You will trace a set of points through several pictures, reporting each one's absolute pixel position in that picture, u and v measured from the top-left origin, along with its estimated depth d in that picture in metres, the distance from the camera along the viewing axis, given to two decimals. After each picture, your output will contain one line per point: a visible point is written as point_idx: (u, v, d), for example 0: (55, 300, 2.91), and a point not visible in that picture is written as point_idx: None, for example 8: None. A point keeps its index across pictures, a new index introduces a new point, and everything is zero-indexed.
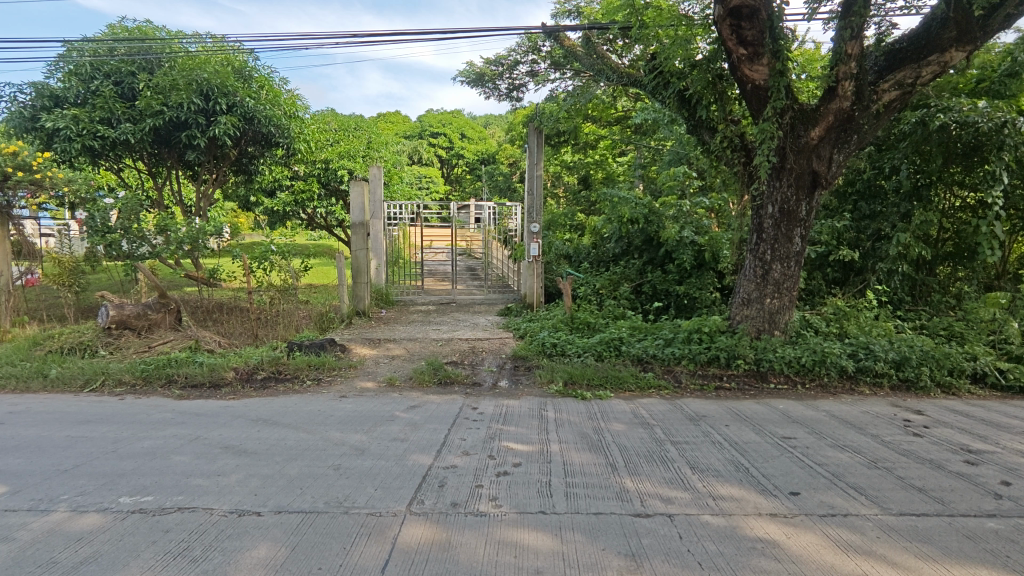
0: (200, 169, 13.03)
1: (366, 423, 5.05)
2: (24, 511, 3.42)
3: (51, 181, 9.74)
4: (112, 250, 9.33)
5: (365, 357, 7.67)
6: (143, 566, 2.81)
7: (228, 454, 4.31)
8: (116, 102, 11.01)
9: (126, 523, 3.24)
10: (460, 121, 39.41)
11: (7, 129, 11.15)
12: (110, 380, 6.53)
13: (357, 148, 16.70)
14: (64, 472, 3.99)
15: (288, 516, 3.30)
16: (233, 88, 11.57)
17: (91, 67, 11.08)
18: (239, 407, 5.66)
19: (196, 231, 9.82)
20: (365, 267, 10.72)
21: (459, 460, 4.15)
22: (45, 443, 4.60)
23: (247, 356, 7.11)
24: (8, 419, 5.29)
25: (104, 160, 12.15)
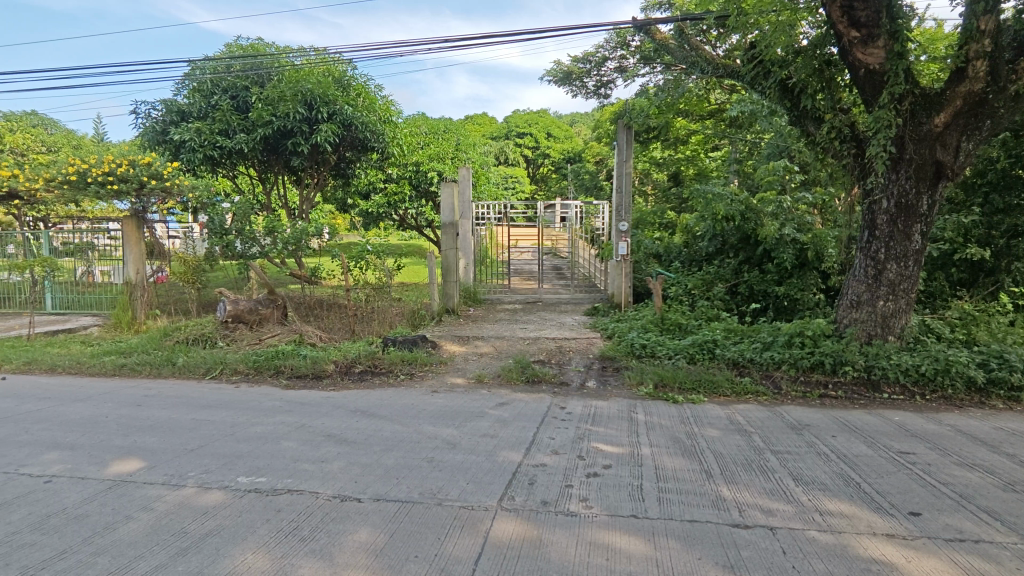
0: (304, 174, 13.93)
1: (457, 418, 5.18)
2: (159, 484, 3.81)
3: (178, 188, 10.86)
4: (228, 250, 10.22)
5: (455, 354, 7.87)
6: (259, 542, 3.04)
7: (331, 442, 4.58)
8: (232, 114, 12.00)
9: (244, 501, 3.53)
10: (547, 120, 39.47)
11: (143, 142, 12.49)
12: (227, 369, 7.15)
13: (447, 150, 17.19)
14: (191, 451, 4.42)
15: (386, 504, 3.45)
16: (334, 97, 12.27)
17: (211, 83, 12.15)
18: (339, 398, 6.00)
19: (300, 232, 10.55)
20: (454, 266, 11.00)
21: (548, 458, 4.16)
22: (175, 424, 5.12)
23: (346, 350, 7.52)
24: (144, 401, 5.94)
25: (222, 168, 13.31)
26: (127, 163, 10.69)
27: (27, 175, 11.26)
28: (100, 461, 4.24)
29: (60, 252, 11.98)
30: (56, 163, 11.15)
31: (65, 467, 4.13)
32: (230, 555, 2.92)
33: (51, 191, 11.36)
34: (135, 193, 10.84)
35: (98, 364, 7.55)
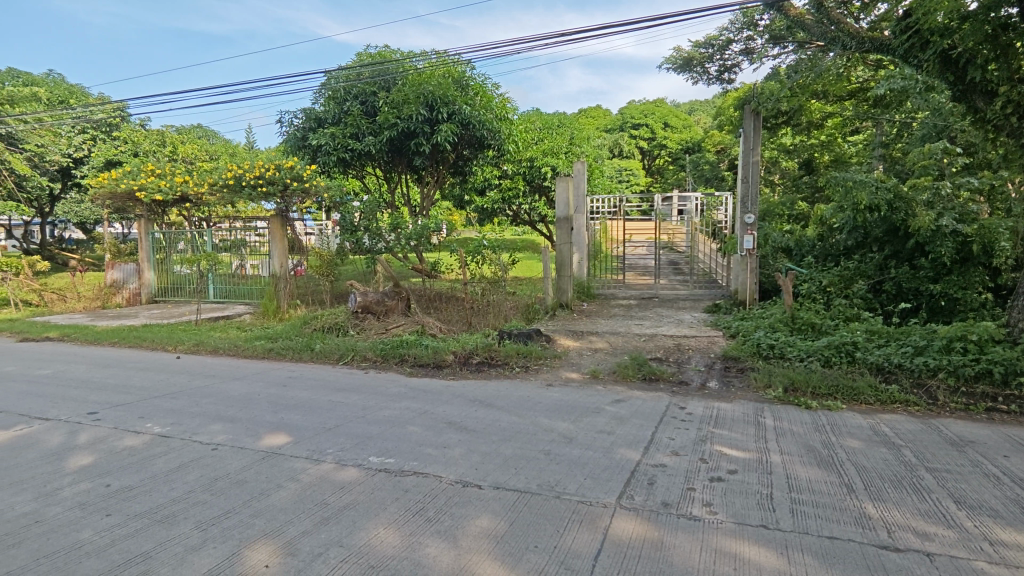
0: (425, 172, 14.61)
1: (573, 413, 5.18)
2: (303, 458, 4.21)
3: (314, 189, 11.90)
4: (358, 245, 11.06)
5: (569, 349, 7.88)
6: (390, 518, 3.25)
7: (452, 429, 4.78)
8: (362, 119, 12.86)
9: (376, 479, 3.79)
10: (664, 108, 37.98)
11: (286, 147, 13.79)
12: (358, 355, 7.72)
13: (561, 144, 17.13)
14: (329, 430, 4.82)
15: (506, 492, 3.54)
16: (453, 97, 12.70)
17: (344, 91, 13.09)
18: (459, 388, 6.24)
19: (421, 228, 10.95)
20: (568, 260, 10.97)
21: (668, 459, 4.04)
22: (315, 404, 5.62)
23: (464, 341, 7.81)
24: (289, 382, 6.59)
25: (353, 169, 14.32)
26: (273, 167, 11.84)
27: (195, 180, 12.89)
28: (255, 434, 4.77)
29: (219, 248, 13.58)
30: (217, 169, 12.64)
31: (227, 437, 4.68)
32: (364, 528, 3.15)
33: (213, 194, 12.91)
34: (280, 195, 12.02)
35: (250, 347, 8.47)
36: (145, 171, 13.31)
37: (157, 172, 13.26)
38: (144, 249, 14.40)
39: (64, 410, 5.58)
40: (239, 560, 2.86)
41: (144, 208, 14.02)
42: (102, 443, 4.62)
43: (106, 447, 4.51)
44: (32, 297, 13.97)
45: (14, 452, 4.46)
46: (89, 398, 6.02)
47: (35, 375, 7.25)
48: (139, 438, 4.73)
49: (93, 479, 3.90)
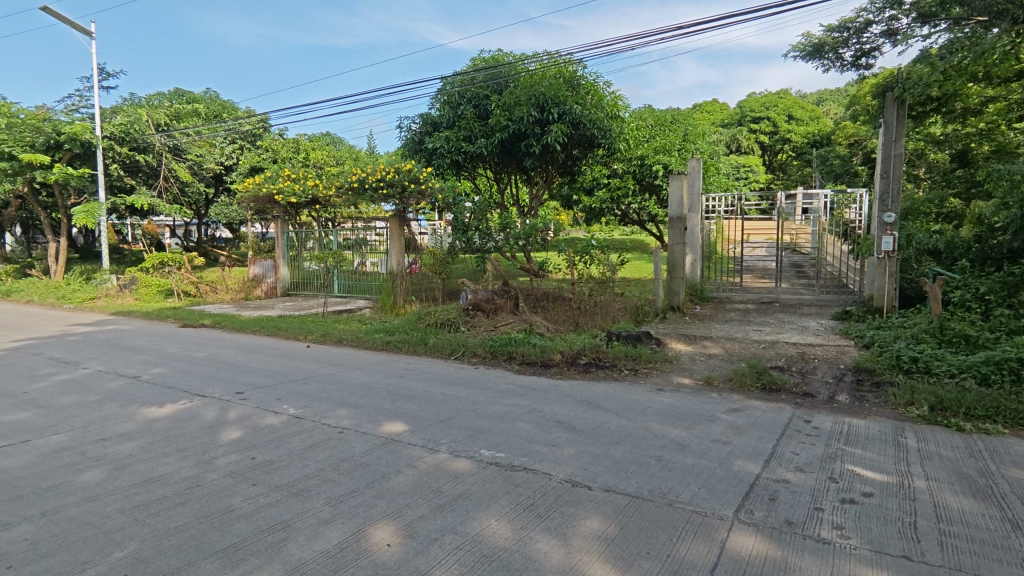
0: (535, 172, 14.76)
1: (685, 420, 5.01)
2: (419, 446, 4.43)
3: (429, 190, 12.55)
4: (469, 244, 11.36)
5: (680, 353, 7.62)
6: (501, 511, 3.32)
7: (560, 428, 4.80)
8: (475, 122, 13.27)
9: (488, 472, 3.90)
10: (789, 99, 35.43)
11: (405, 151, 14.58)
12: (468, 351, 7.98)
13: (674, 141, 16.39)
14: (443, 421, 5.04)
15: (616, 496, 3.49)
16: (564, 97, 12.73)
17: (458, 95, 13.57)
18: (567, 387, 6.25)
19: (529, 228, 11.07)
20: (680, 261, 10.59)
21: (792, 475, 3.78)
22: (430, 396, 5.90)
23: (572, 341, 7.81)
24: (405, 374, 6.97)
25: (465, 171, 14.83)
26: (393, 171, 12.55)
27: (324, 184, 14.00)
28: (376, 420, 5.09)
29: (344, 246, 14.67)
30: (344, 173, 13.62)
31: (352, 422, 5.04)
32: (477, 518, 3.25)
33: (340, 196, 13.94)
34: (399, 196, 12.71)
35: (370, 340, 9.06)
36: (282, 176, 14.65)
37: (293, 177, 14.55)
38: (279, 247, 15.88)
39: (217, 389, 6.30)
40: (365, 537, 3.07)
41: (281, 210, 15.44)
42: (247, 420, 5.17)
43: (251, 424, 5.04)
44: (190, 288, 15.90)
45: (179, 422, 5.11)
46: (236, 379, 6.75)
47: (193, 356, 8.26)
48: (277, 417, 5.24)
49: (240, 452, 4.37)
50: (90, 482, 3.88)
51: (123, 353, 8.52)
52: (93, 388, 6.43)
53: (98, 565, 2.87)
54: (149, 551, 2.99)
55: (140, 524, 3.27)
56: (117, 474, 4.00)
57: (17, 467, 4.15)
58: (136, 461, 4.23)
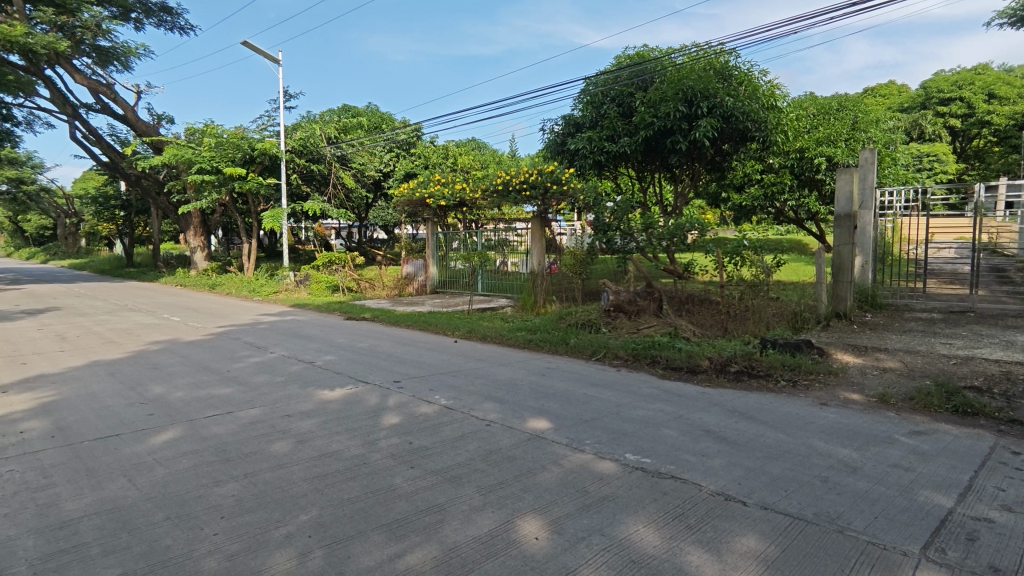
0: (681, 170, 14.19)
1: (855, 439, 4.51)
2: (563, 444, 4.49)
3: (571, 191, 12.59)
4: (610, 245, 11.18)
5: (848, 365, 6.87)
6: (648, 518, 3.25)
7: (710, 438, 4.57)
8: (618, 121, 13.10)
9: (634, 476, 3.84)
10: (991, 75, 30.29)
11: (547, 153, 14.84)
12: (610, 352, 7.92)
13: (841, 130, 14.76)
14: (586, 422, 5.05)
15: (776, 515, 3.25)
16: (715, 89, 12.09)
17: (601, 94, 13.54)
18: (715, 396, 5.93)
19: (675, 227, 10.49)
20: (848, 264, 9.55)
21: (996, 514, 3.24)
22: (572, 396, 5.94)
23: (721, 348, 7.41)
24: (548, 372, 7.10)
25: (607, 171, 14.72)
26: (536, 173, 12.82)
27: (471, 188, 14.69)
28: (521, 416, 5.25)
29: (487, 247, 15.33)
30: (489, 177, 14.15)
31: (499, 416, 5.24)
32: (624, 521, 3.22)
33: (485, 199, 14.52)
34: (541, 198, 12.95)
35: (513, 337, 9.34)
36: (434, 180, 15.63)
37: (443, 181, 15.45)
38: (429, 247, 16.99)
39: (378, 377, 6.90)
40: (514, 528, 3.18)
41: (431, 212, 16.49)
42: (405, 407, 5.61)
43: (408, 411, 5.45)
44: (353, 285, 17.54)
45: (347, 405, 5.69)
46: (394, 369, 7.34)
47: (357, 346, 9.13)
48: (431, 406, 5.60)
49: (400, 436, 4.76)
50: (280, 452, 4.47)
51: (301, 341, 9.68)
52: (278, 370, 7.38)
53: (289, 524, 3.29)
54: (328, 517, 3.36)
55: (320, 493, 3.69)
56: (300, 446, 4.56)
57: (224, 433, 4.90)
58: (315, 437, 4.79)
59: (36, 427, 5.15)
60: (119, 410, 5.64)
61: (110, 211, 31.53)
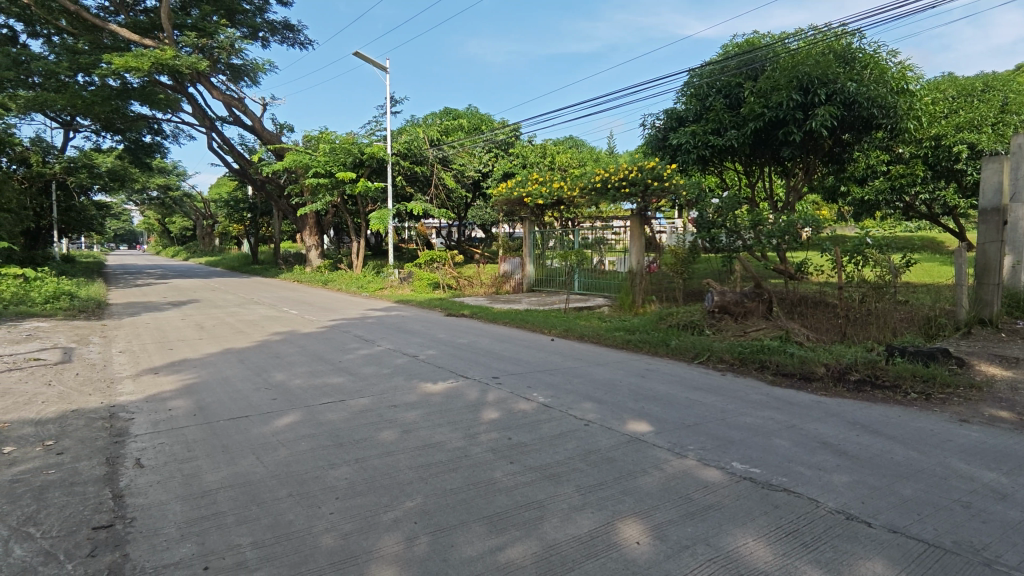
0: (793, 163, 13.27)
1: (1005, 462, 4.00)
2: (665, 448, 4.36)
3: (673, 187, 12.16)
4: (714, 243, 10.59)
5: (994, 379, 6.10)
6: (758, 531, 3.08)
7: (827, 450, 4.25)
8: (725, 113, 12.48)
9: (742, 486, 3.65)
10: None
11: (648, 149, 14.47)
12: (714, 356, 7.59)
13: (987, 113, 13.12)
14: (688, 427, 4.87)
15: (906, 540, 2.96)
16: (835, 74, 11.18)
17: (707, 86, 12.99)
18: (832, 406, 5.49)
19: (787, 224, 9.78)
20: (996, 264, 8.48)
21: None
22: (674, 399, 5.75)
23: (840, 354, 6.85)
24: (647, 374, 6.94)
25: (711, 165, 14.10)
26: (636, 169, 12.55)
27: (568, 186, 14.63)
28: (620, 417, 5.16)
29: (585, 246, 15.27)
30: (587, 174, 14.02)
31: (597, 416, 5.19)
32: (732, 533, 3.07)
33: (583, 196, 14.40)
34: (641, 195, 12.65)
35: (611, 337, 9.21)
36: (531, 178, 15.78)
37: (541, 180, 15.55)
38: (526, 245, 17.16)
39: (477, 372, 7.08)
40: (614, 530, 3.13)
41: (529, 211, 16.64)
42: (504, 402, 5.71)
43: (507, 407, 5.55)
44: (452, 282, 18.11)
45: (449, 399, 5.88)
46: (492, 365, 7.49)
47: (457, 342, 9.41)
48: (529, 403, 5.66)
49: (499, 431, 4.84)
50: (387, 440, 4.71)
51: (405, 335, 10.14)
52: (385, 362, 7.78)
53: (396, 510, 3.46)
54: (432, 506, 3.49)
55: (424, 482, 3.85)
56: (405, 436, 4.78)
57: (337, 420, 5.25)
58: (419, 427, 5.01)
59: (182, 406, 5.80)
60: (248, 393, 6.22)
61: (239, 213, 34.83)
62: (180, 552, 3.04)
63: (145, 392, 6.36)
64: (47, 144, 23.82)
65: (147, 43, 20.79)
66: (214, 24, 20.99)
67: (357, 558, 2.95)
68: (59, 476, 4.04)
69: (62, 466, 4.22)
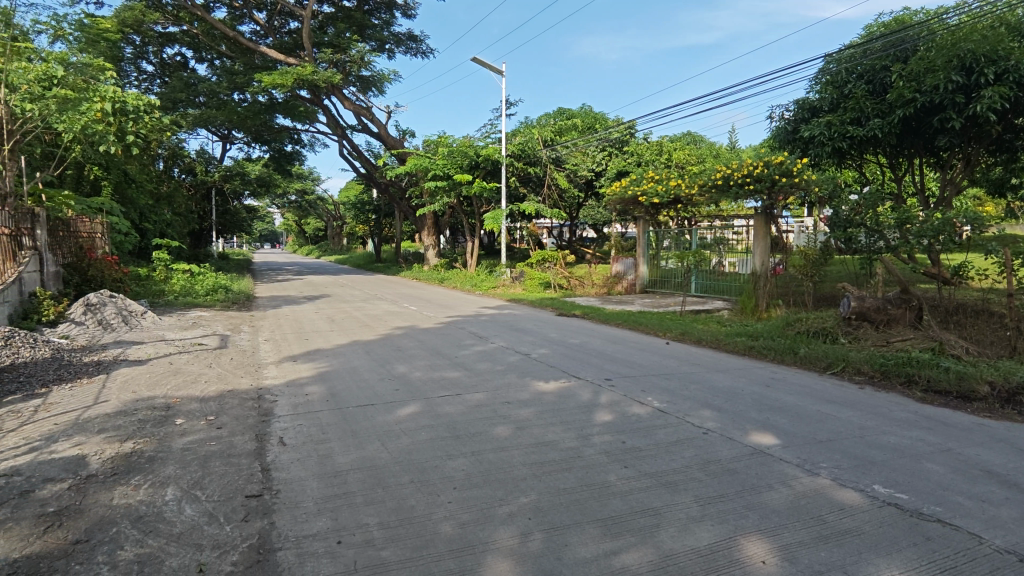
0: (950, 153, 11.78)
1: None
2: (794, 464, 4.06)
3: (805, 183, 11.28)
4: (852, 243, 9.68)
5: None
6: (904, 564, 2.77)
7: (992, 480, 3.73)
8: (867, 100, 11.36)
9: (885, 513, 3.30)
10: None
11: (775, 143, 13.55)
12: (850, 367, 6.93)
13: None
14: (819, 442, 4.50)
15: None
16: (1007, 50, 9.77)
17: (846, 72, 11.90)
18: (999, 430, 4.80)
19: (943, 221, 8.47)
20: None
21: None
22: (803, 412, 5.34)
23: (1009, 371, 5.97)
24: (773, 383, 6.49)
25: (849, 159, 12.91)
26: (762, 164, 11.75)
27: (687, 183, 14.11)
28: (743, 428, 4.88)
29: (704, 246, 14.59)
30: (706, 171, 13.42)
31: (717, 425, 4.95)
32: (873, 563, 2.79)
33: (702, 195, 13.81)
34: (767, 191, 11.88)
35: (731, 343, 8.74)
36: (647, 177, 15.38)
37: (657, 178, 15.11)
38: (640, 246, 16.73)
39: (589, 373, 7.05)
40: (738, 547, 2.97)
41: (643, 210, 16.23)
42: (617, 405, 5.62)
43: (621, 410, 5.45)
44: (563, 282, 18.21)
45: (562, 398, 5.91)
46: (605, 367, 7.41)
47: (569, 342, 9.41)
48: (643, 407, 5.54)
49: (613, 434, 4.78)
50: (501, 435, 4.82)
51: (517, 333, 10.33)
52: (499, 359, 7.98)
53: (510, 504, 3.54)
54: (545, 504, 3.53)
55: (538, 479, 3.90)
56: (519, 433, 4.87)
57: (455, 413, 5.47)
58: (532, 425, 5.08)
59: (317, 391, 6.36)
60: (374, 383, 6.68)
61: (366, 214, 37.41)
62: (317, 525, 3.33)
63: (286, 377, 7.07)
64: (209, 155, 26.91)
65: (291, 61, 22.93)
66: (347, 39, 22.69)
67: (474, 548, 3.06)
68: (219, 447, 4.59)
69: (222, 439, 4.80)
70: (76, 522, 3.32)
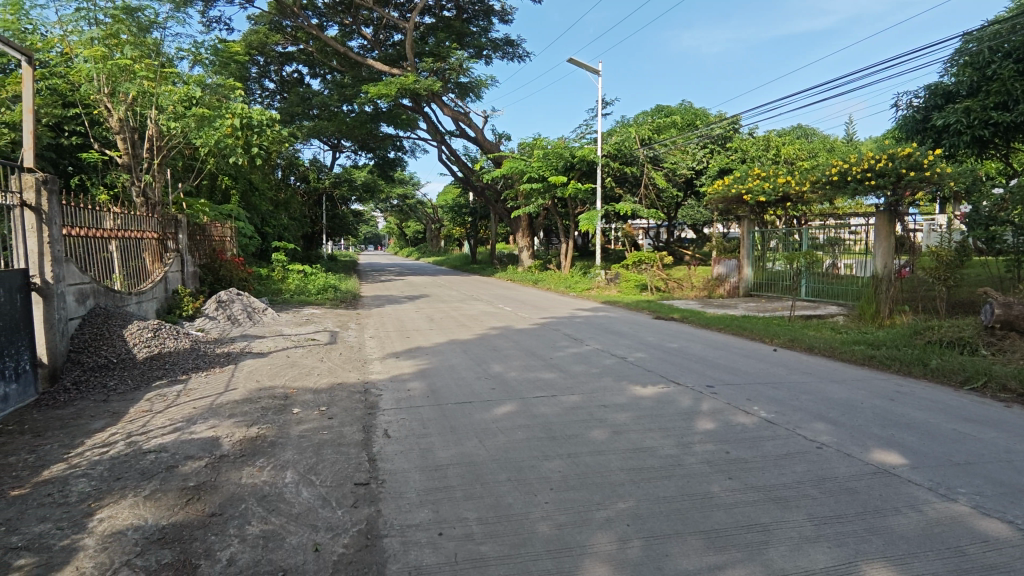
0: None
1: None
2: (925, 487, 3.67)
3: (938, 176, 10.23)
4: (996, 243, 8.60)
5: None
6: None
7: None
8: (1016, 81, 10.07)
9: None
10: None
11: (900, 134, 12.40)
12: (993, 382, 6.17)
13: None
14: (956, 465, 4.04)
15: None
16: None
17: (989, 51, 10.60)
18: None
19: None
20: None
21: None
22: (935, 430, 4.81)
23: None
24: (898, 397, 5.91)
25: (991, 149, 11.54)
26: (885, 157, 10.78)
27: (798, 180, 13.26)
28: (863, 444, 4.49)
29: (815, 246, 13.62)
30: (819, 166, 12.55)
31: (832, 440, 4.59)
32: None
33: (814, 192, 12.94)
34: (892, 187, 10.82)
35: (848, 351, 8.07)
36: (752, 174, 14.61)
37: (763, 175, 14.34)
38: (744, 248, 15.81)
39: (690, 379, 6.79)
40: (859, 572, 2.75)
41: (748, 209, 15.46)
42: (720, 413, 5.38)
43: (724, 419, 5.21)
44: (661, 284, 17.72)
45: (661, 404, 5.74)
46: (706, 373, 7.11)
47: (667, 346, 9.14)
48: (748, 417, 5.26)
49: (715, 443, 4.58)
50: (598, 439, 4.77)
51: (613, 336, 10.17)
52: (594, 362, 7.91)
53: (608, 509, 3.49)
54: (644, 511, 3.44)
55: (637, 485, 3.81)
56: (616, 437, 4.79)
57: (550, 414, 5.49)
58: (629, 430, 4.98)
59: (418, 387, 6.64)
60: (471, 381, 6.85)
61: (463, 217, 38.48)
62: (419, 516, 3.47)
63: (390, 372, 7.43)
64: (321, 163, 28.89)
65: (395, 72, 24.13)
66: (447, 48, 23.43)
67: (572, 550, 3.05)
68: (330, 436, 4.91)
69: (333, 428, 5.13)
70: (211, 496, 3.68)
